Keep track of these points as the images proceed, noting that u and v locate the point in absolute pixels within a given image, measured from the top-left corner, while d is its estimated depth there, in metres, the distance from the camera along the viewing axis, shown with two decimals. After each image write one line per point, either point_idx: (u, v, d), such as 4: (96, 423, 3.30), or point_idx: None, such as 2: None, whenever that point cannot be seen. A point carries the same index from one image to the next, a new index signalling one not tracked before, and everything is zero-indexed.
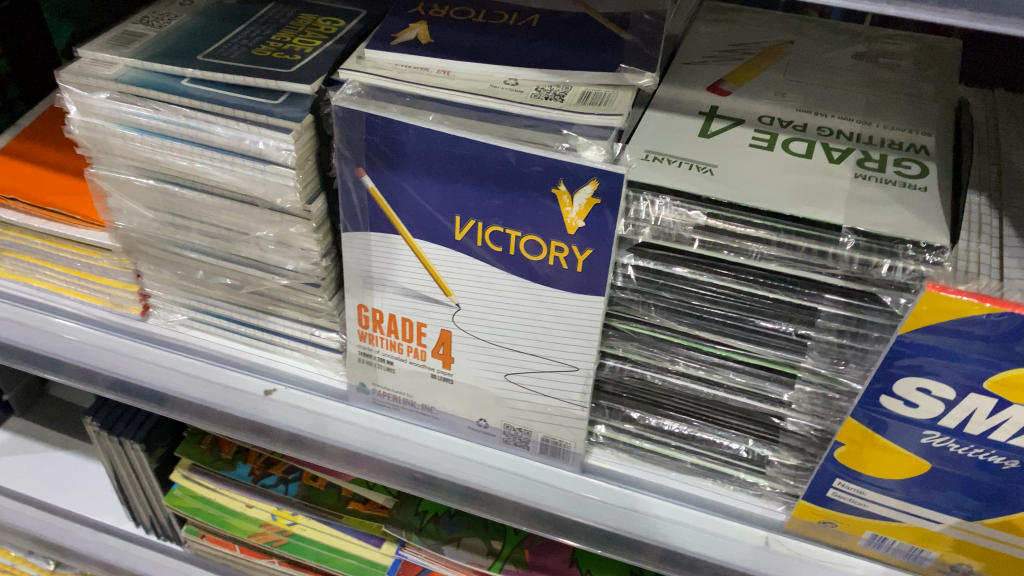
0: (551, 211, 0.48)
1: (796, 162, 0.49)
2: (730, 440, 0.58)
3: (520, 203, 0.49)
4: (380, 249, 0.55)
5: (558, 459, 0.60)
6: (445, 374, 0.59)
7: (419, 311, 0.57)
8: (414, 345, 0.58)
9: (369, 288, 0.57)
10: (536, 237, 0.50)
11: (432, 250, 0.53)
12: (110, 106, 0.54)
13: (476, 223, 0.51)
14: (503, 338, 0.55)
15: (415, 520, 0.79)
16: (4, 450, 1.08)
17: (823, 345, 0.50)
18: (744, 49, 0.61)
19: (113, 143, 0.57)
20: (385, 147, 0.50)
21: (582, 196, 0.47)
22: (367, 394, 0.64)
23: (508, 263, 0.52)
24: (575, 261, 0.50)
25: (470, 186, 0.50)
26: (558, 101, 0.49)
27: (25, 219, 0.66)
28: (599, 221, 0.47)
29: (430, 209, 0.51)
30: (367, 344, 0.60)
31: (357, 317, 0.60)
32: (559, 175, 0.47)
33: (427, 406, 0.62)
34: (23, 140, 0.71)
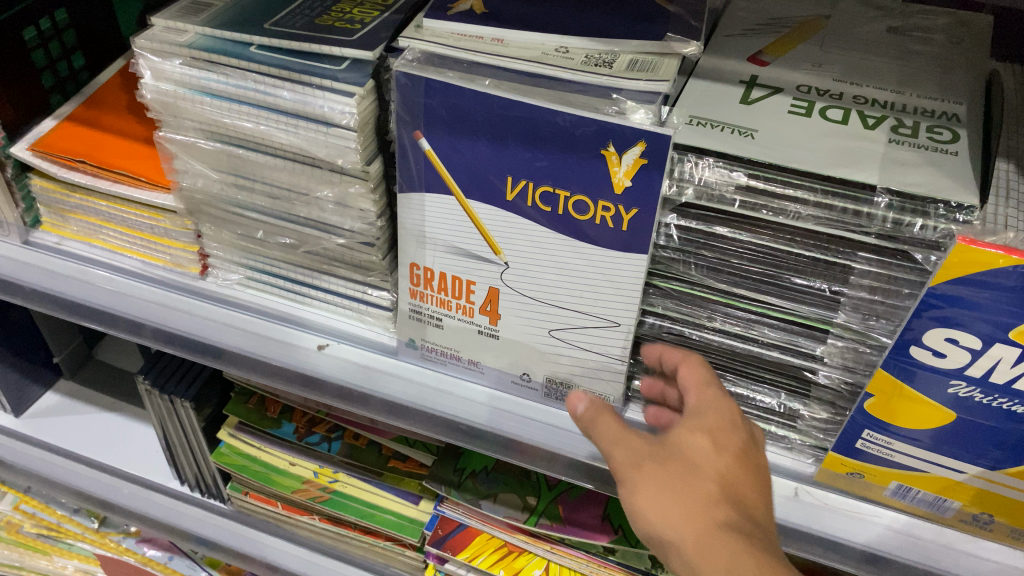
0: (598, 172, 0.51)
1: (833, 128, 0.52)
2: (763, 394, 0.61)
3: (570, 163, 0.52)
4: (434, 208, 0.58)
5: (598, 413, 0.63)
6: (492, 330, 0.62)
7: (469, 269, 0.60)
8: (462, 303, 0.62)
9: (422, 247, 0.60)
10: (584, 197, 0.53)
11: (483, 210, 0.56)
12: (183, 71, 0.58)
13: (527, 184, 0.54)
14: (550, 295, 0.58)
15: (453, 476, 0.82)
16: (54, 410, 1.13)
17: (856, 301, 0.52)
18: (782, 22, 0.63)
19: (183, 106, 0.60)
20: (442, 110, 0.53)
21: (630, 157, 0.49)
22: (416, 349, 0.67)
23: (557, 223, 0.55)
24: (620, 221, 0.53)
25: (522, 149, 0.52)
26: (608, 68, 0.52)
27: (93, 181, 0.69)
28: (645, 181, 0.50)
29: (484, 169, 0.54)
30: (417, 301, 0.64)
31: (408, 276, 0.63)
32: (606, 138, 0.50)
33: (472, 362, 0.65)
34: (87, 107, 0.75)
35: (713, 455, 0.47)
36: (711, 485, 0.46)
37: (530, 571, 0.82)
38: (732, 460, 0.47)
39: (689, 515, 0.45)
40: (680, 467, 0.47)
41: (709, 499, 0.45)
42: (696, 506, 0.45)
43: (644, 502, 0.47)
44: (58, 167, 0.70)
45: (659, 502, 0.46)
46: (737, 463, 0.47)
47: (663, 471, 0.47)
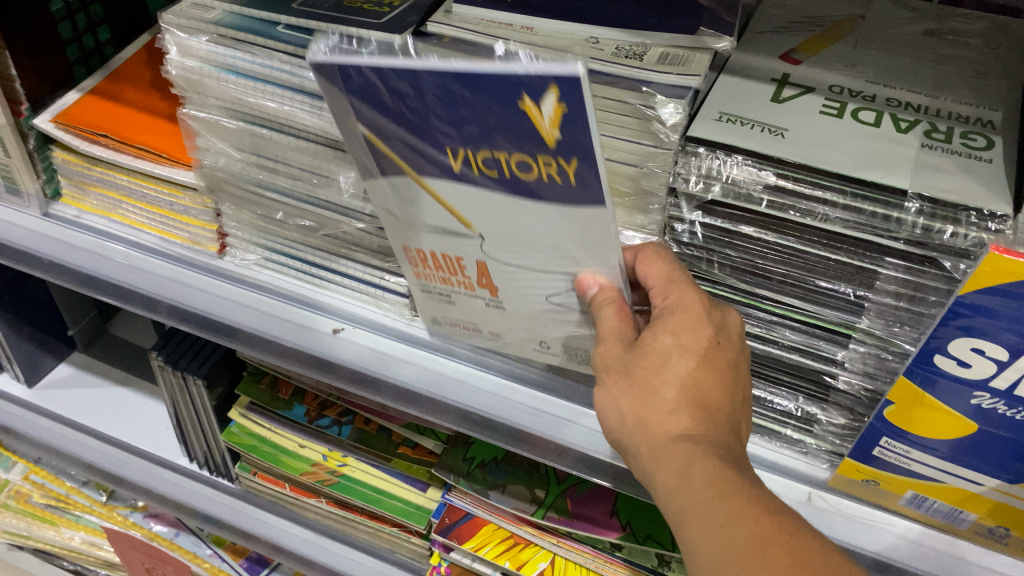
0: (522, 124, 0.42)
1: (865, 130, 0.51)
2: (780, 397, 0.60)
3: (493, 124, 0.43)
4: (395, 190, 0.53)
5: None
6: (496, 301, 0.59)
7: (456, 246, 0.55)
8: (461, 277, 0.58)
9: (407, 230, 0.56)
10: (523, 156, 0.44)
11: (438, 184, 0.50)
12: (208, 48, 0.58)
13: (466, 152, 0.46)
14: (544, 270, 0.54)
15: (462, 465, 0.82)
16: (67, 382, 1.13)
17: (880, 307, 0.52)
18: (816, 21, 0.62)
19: (208, 84, 0.60)
20: (364, 90, 0.46)
21: (548, 105, 0.40)
22: (441, 326, 0.66)
23: (510, 186, 0.46)
24: (567, 175, 0.43)
25: (445, 115, 0.45)
26: (638, 60, 0.51)
27: (114, 155, 0.69)
28: (573, 132, 0.40)
29: (422, 135, 0.47)
30: (424, 281, 0.62)
31: (406, 258, 0.60)
32: (519, 87, 0.40)
33: (493, 334, 0.63)
34: (111, 81, 0.75)
35: (676, 359, 0.49)
36: (669, 388, 0.49)
37: (536, 564, 0.81)
38: (696, 362, 0.49)
39: (651, 424, 0.49)
40: (644, 371, 0.49)
41: (665, 403, 0.48)
42: (653, 410, 0.49)
43: (613, 411, 0.51)
44: (80, 140, 0.70)
45: (623, 413, 0.50)
46: (700, 366, 0.49)
47: (631, 374, 0.50)
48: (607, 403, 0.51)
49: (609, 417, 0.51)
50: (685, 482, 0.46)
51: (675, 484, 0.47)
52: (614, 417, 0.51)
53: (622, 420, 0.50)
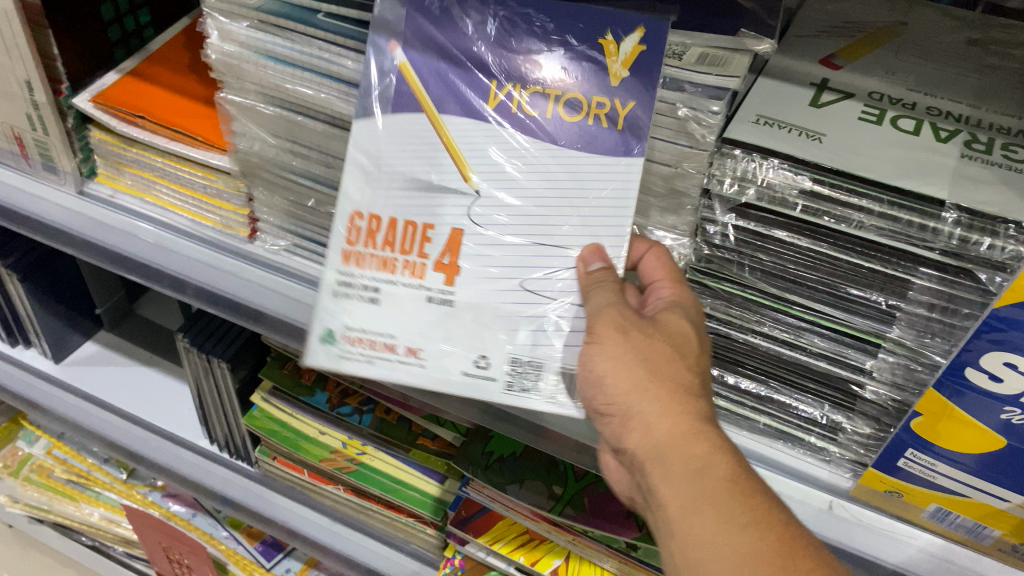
0: (597, 58, 0.51)
1: (903, 138, 0.51)
2: (806, 404, 0.59)
3: (566, 57, 0.51)
4: (399, 129, 0.52)
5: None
6: (445, 294, 0.51)
7: (428, 207, 0.51)
8: (413, 257, 0.51)
9: (369, 186, 0.51)
10: (578, 95, 0.51)
11: (458, 123, 0.51)
12: (249, 34, 0.58)
13: (513, 88, 0.52)
14: (532, 237, 0.51)
15: (481, 458, 0.82)
16: (93, 360, 1.15)
17: (912, 318, 0.51)
18: (858, 27, 0.62)
19: (246, 69, 0.60)
20: (434, 16, 0.53)
21: (630, 41, 0.50)
22: (334, 347, 0.51)
23: (542, 128, 0.51)
24: (615, 118, 0.50)
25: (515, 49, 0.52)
26: (676, 59, 0.51)
27: (150, 136, 0.70)
28: (643, 65, 0.50)
29: (474, 62, 0.52)
30: (350, 266, 0.51)
31: (346, 229, 0.51)
32: (599, 31, 0.51)
33: (412, 352, 0.50)
34: (150, 63, 0.76)
35: (689, 344, 0.51)
36: (685, 372, 0.50)
37: (550, 560, 0.82)
38: (701, 353, 0.51)
39: (664, 402, 0.48)
40: (661, 346, 0.50)
41: (684, 385, 0.49)
42: (671, 391, 0.49)
43: (617, 381, 0.49)
44: (118, 120, 0.71)
45: (632, 383, 0.49)
46: (705, 358, 0.51)
47: (645, 349, 0.50)
48: (608, 369, 0.49)
49: (611, 384, 0.49)
50: (708, 469, 0.47)
51: (695, 470, 0.47)
52: (619, 386, 0.49)
53: (629, 391, 0.49)
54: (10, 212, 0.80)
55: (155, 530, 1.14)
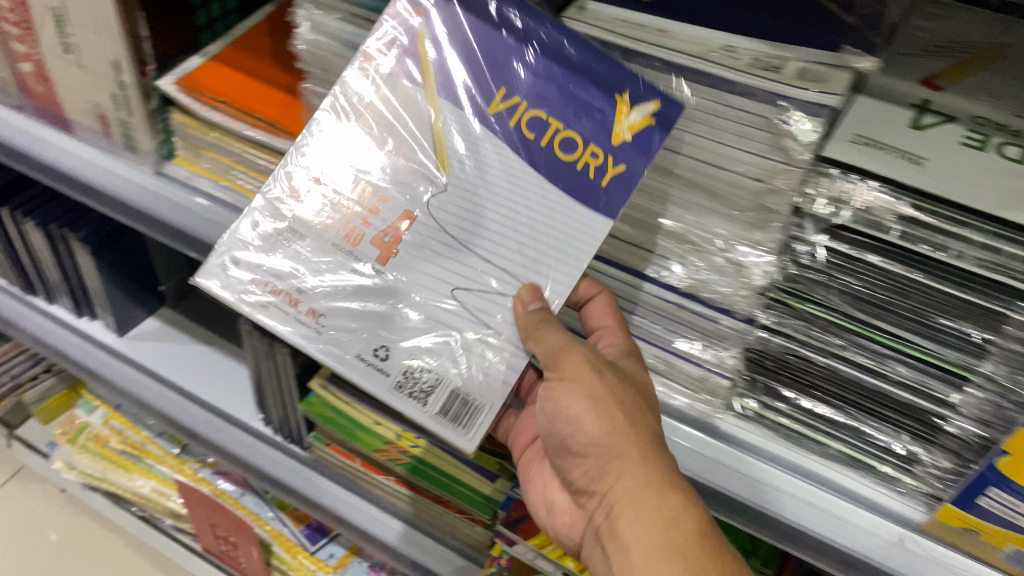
0: (609, 115, 0.52)
1: (1008, 165, 0.49)
2: (883, 433, 0.56)
3: (575, 94, 0.52)
4: (393, 94, 0.56)
5: (480, 416, 0.54)
6: (374, 266, 0.56)
7: (388, 180, 0.56)
8: (356, 220, 0.56)
9: (340, 139, 0.57)
10: (575, 135, 0.53)
11: (451, 112, 0.55)
12: (339, 26, 0.58)
13: (520, 103, 0.54)
14: (465, 239, 0.54)
15: None
16: (155, 335, 1.17)
17: (1007, 353, 0.48)
18: (962, 47, 0.60)
19: (334, 61, 0.60)
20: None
21: (642, 110, 0.51)
22: (235, 270, 0.57)
23: (528, 151, 0.53)
24: (602, 172, 0.52)
25: (533, 74, 0.54)
26: (775, 73, 0.49)
27: (232, 122, 0.71)
28: (645, 138, 0.51)
29: (489, 69, 0.54)
30: (293, 203, 0.57)
31: (302, 169, 0.57)
32: (619, 88, 0.51)
33: (312, 311, 0.56)
34: (234, 48, 0.76)
35: (646, 396, 0.57)
36: (648, 418, 0.56)
37: None
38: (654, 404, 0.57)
39: (636, 447, 0.54)
40: (628, 393, 0.56)
41: (649, 430, 0.55)
42: (643, 435, 0.54)
43: (594, 423, 0.55)
44: (200, 104, 0.72)
45: (608, 429, 0.55)
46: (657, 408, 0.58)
47: (616, 394, 0.55)
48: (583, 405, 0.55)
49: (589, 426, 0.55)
50: (678, 519, 0.51)
51: (666, 517, 0.52)
52: (596, 428, 0.55)
53: (607, 433, 0.55)
54: (90, 187, 0.82)
55: (204, 507, 1.15)
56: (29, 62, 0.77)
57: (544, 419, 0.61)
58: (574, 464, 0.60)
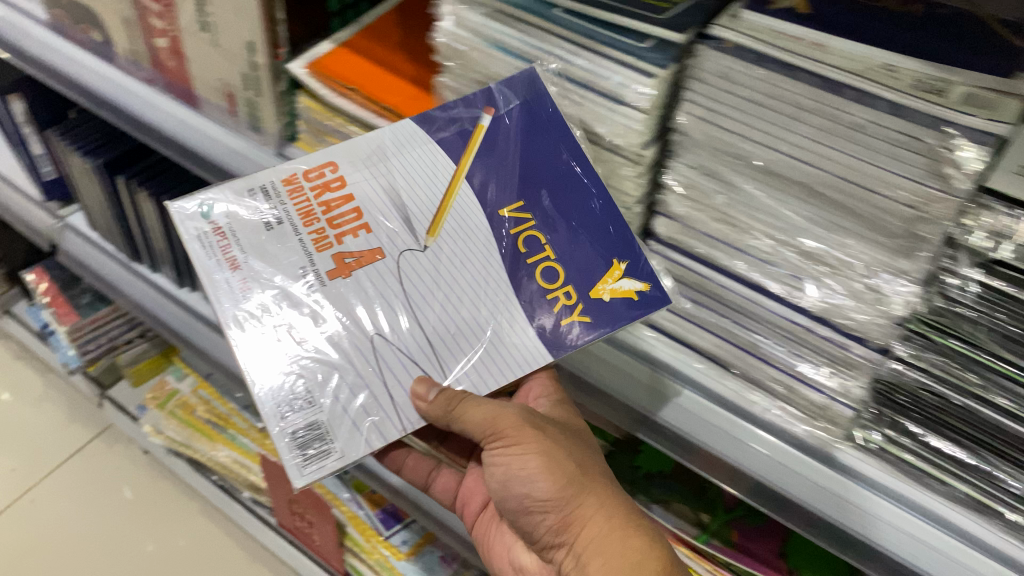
0: (598, 273, 0.57)
1: None
2: (1017, 479, 0.52)
3: (576, 229, 0.58)
4: (423, 151, 0.60)
5: (325, 458, 0.52)
6: (321, 276, 0.56)
7: (378, 214, 0.58)
8: (326, 233, 0.57)
9: (360, 163, 0.60)
10: (559, 269, 0.57)
11: (464, 197, 0.59)
12: (481, 21, 0.58)
13: (528, 221, 0.58)
14: (413, 298, 0.56)
15: (628, 471, 0.81)
16: None
17: None
18: None
19: (473, 56, 0.60)
20: (549, 118, 0.59)
21: (630, 283, 0.56)
22: (202, 221, 0.58)
23: (512, 261, 0.57)
24: (567, 312, 0.56)
25: (552, 204, 0.59)
26: (940, 96, 0.46)
27: (358, 109, 0.72)
28: (614, 308, 0.55)
29: (507, 185, 0.59)
30: (286, 191, 0.59)
31: (316, 167, 0.60)
32: (616, 254, 0.57)
33: (246, 283, 0.56)
34: (363, 37, 0.77)
35: (585, 449, 0.62)
36: (592, 469, 0.60)
37: None
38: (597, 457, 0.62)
39: (594, 498, 0.58)
40: (571, 450, 0.60)
41: (595, 478, 0.59)
42: (590, 484, 0.58)
43: (548, 481, 0.58)
44: (329, 90, 0.72)
45: (561, 483, 0.58)
46: (600, 459, 0.62)
47: (557, 451, 0.60)
48: (532, 467, 0.59)
49: (543, 484, 0.58)
50: (639, 559, 0.54)
51: (628, 557, 0.55)
52: (549, 486, 0.58)
53: (562, 485, 0.58)
54: (206, 163, 0.82)
55: (283, 483, 1.16)
56: (165, 38, 0.79)
57: (498, 489, 0.62)
58: (532, 523, 0.61)
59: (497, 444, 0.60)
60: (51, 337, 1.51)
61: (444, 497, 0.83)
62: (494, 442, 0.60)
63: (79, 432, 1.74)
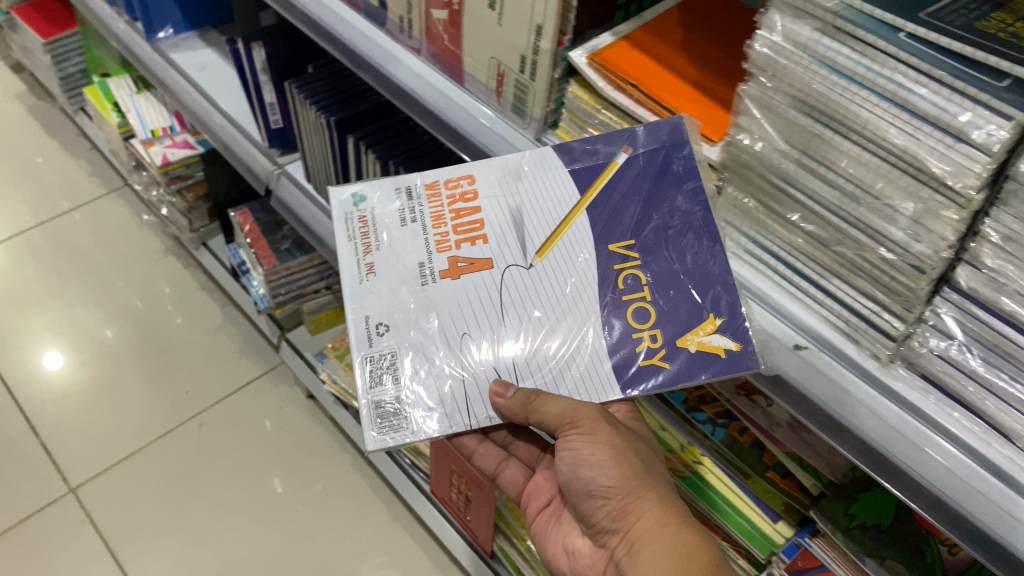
0: (689, 324, 0.64)
1: None
2: None
3: (673, 268, 0.67)
4: (551, 176, 0.73)
5: (397, 431, 0.66)
6: (431, 276, 0.70)
7: (498, 231, 0.71)
8: (449, 240, 0.71)
9: (496, 179, 0.74)
10: (651, 313, 0.65)
11: (581, 224, 0.70)
12: (811, 36, 0.55)
13: (636, 262, 0.68)
14: (506, 307, 0.68)
15: (843, 518, 0.79)
16: None
17: None
18: None
19: (792, 71, 0.57)
20: (678, 168, 0.69)
21: (722, 341, 0.63)
22: (353, 207, 0.74)
23: (613, 294, 0.67)
24: (652, 352, 0.64)
25: (663, 241, 0.68)
26: None
27: (635, 107, 0.73)
28: (695, 362, 0.63)
29: (624, 217, 0.69)
30: (426, 192, 0.74)
31: (457, 177, 0.75)
32: (714, 308, 0.64)
33: (372, 268, 0.71)
34: (644, 33, 0.77)
35: (643, 449, 0.72)
36: (646, 467, 0.71)
37: None
38: (650, 456, 0.72)
39: (653, 492, 0.69)
40: (632, 447, 0.71)
41: (649, 474, 0.70)
42: (645, 478, 0.69)
43: (614, 470, 0.69)
44: (607, 83, 0.73)
45: (626, 474, 0.69)
46: (653, 459, 0.73)
47: (623, 447, 0.69)
48: (601, 458, 0.68)
49: (610, 470, 0.68)
50: (689, 546, 0.65)
51: (678, 545, 0.65)
52: (616, 474, 0.68)
53: (626, 477, 0.69)
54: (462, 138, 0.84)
55: (448, 458, 1.19)
56: (444, 10, 0.80)
57: (564, 470, 0.72)
58: (590, 506, 0.72)
59: (572, 432, 0.67)
60: (243, 275, 1.58)
61: (510, 489, 0.89)
62: (569, 430, 0.67)
63: (250, 366, 1.89)
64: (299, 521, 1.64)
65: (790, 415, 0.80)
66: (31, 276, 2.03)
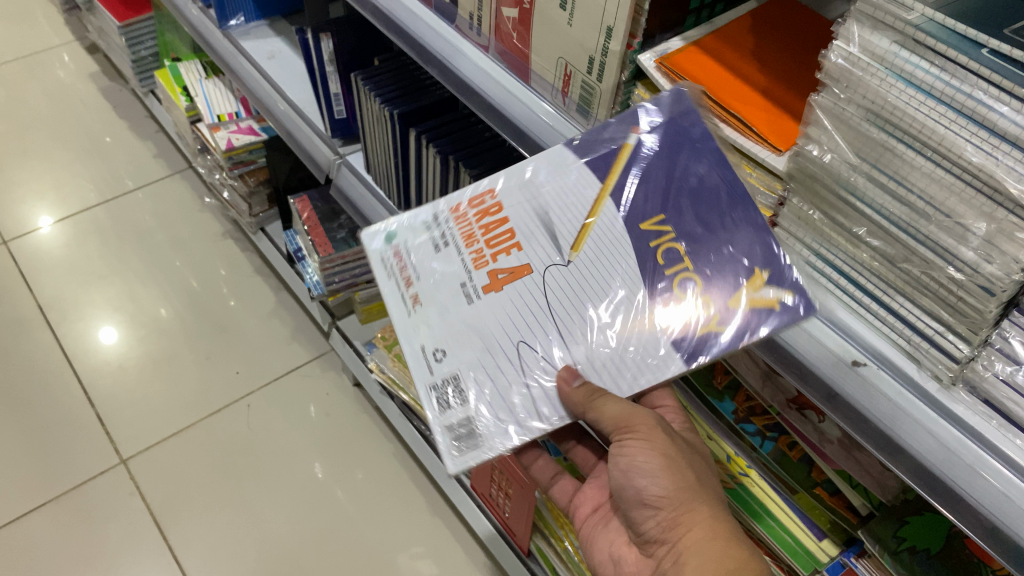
0: (734, 286, 0.66)
1: None
2: None
3: (704, 247, 0.67)
4: (580, 172, 0.73)
5: (479, 448, 0.66)
6: (473, 291, 0.69)
7: (533, 232, 0.71)
8: (487, 252, 0.71)
9: (518, 187, 0.74)
10: (699, 282, 0.66)
11: (607, 214, 0.70)
12: (889, 49, 0.54)
13: (669, 238, 0.68)
14: (551, 304, 0.68)
15: (891, 540, 0.77)
16: None
17: None
18: None
19: (866, 82, 0.56)
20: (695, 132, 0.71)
21: (777, 293, 0.64)
22: (387, 250, 0.74)
23: (650, 270, 0.67)
24: (706, 321, 0.65)
25: (699, 221, 0.68)
26: None
27: None
28: (755, 319, 0.64)
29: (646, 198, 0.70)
30: (454, 215, 0.74)
31: (478, 194, 0.74)
32: (759, 262, 0.66)
33: (417, 298, 0.71)
34: (715, 38, 0.77)
35: (698, 465, 0.72)
36: (700, 480, 0.71)
37: None
38: (704, 470, 0.73)
39: (704, 505, 0.69)
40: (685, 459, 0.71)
41: (701, 488, 0.70)
42: (698, 491, 0.69)
43: (667, 480, 0.69)
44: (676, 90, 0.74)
45: (678, 485, 0.69)
46: (707, 473, 0.73)
47: (677, 459, 0.70)
48: (654, 467, 0.69)
49: (663, 480, 0.69)
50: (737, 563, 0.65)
51: (727, 562, 0.65)
52: (669, 484, 0.69)
53: (678, 488, 0.69)
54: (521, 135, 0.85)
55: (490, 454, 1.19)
56: (515, 8, 0.81)
57: (616, 477, 0.72)
58: (641, 516, 0.72)
59: (626, 437, 0.69)
60: (298, 261, 1.61)
61: (559, 498, 0.89)
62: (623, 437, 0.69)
63: (300, 351, 1.92)
64: (338, 506, 1.66)
65: (841, 433, 0.79)
66: (95, 251, 2.09)
